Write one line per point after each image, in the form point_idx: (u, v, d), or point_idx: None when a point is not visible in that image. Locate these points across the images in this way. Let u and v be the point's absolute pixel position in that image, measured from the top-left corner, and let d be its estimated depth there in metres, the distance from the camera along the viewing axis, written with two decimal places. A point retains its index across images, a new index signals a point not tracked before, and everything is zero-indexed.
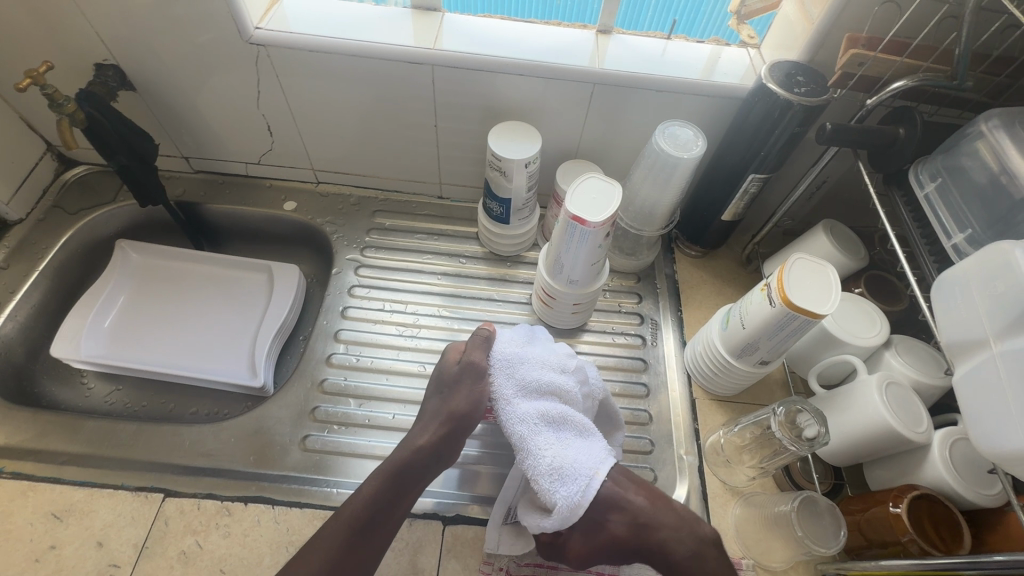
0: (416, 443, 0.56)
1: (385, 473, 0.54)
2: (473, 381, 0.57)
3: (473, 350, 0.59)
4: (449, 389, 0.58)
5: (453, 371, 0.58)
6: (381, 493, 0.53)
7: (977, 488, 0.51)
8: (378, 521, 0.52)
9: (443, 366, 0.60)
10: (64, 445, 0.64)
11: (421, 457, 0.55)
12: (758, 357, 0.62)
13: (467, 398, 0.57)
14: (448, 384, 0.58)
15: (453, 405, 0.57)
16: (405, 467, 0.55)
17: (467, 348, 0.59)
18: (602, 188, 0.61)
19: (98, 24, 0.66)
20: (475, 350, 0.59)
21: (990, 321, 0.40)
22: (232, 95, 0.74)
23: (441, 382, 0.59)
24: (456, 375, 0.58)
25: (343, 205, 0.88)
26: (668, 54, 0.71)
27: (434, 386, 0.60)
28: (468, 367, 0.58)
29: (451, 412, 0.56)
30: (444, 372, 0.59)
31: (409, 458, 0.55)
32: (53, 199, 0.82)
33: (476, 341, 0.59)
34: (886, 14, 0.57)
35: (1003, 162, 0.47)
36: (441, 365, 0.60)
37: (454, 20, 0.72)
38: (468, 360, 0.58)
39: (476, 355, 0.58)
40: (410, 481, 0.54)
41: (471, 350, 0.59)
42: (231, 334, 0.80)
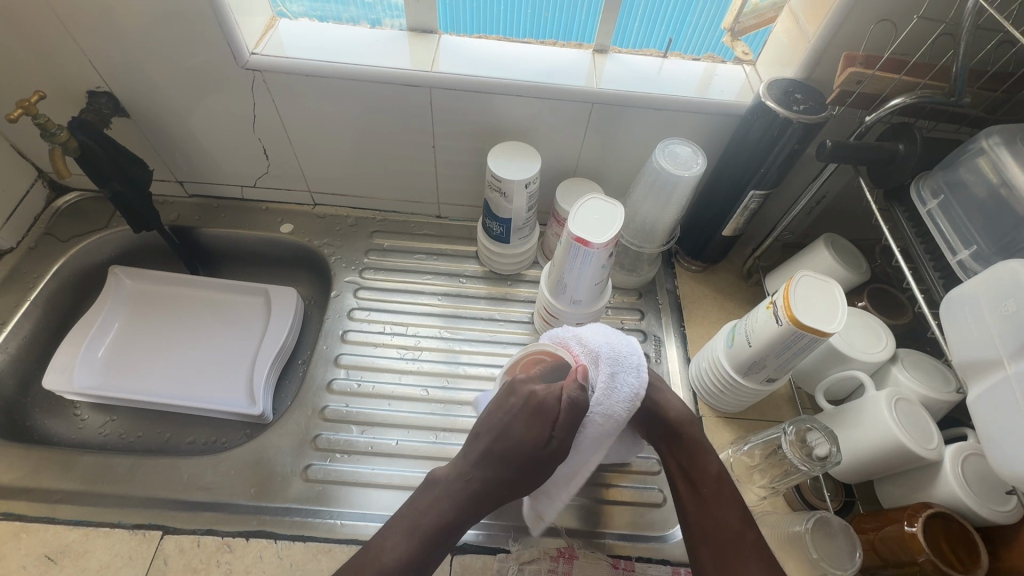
0: (461, 509, 0.53)
1: (420, 535, 0.51)
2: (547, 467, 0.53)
3: (564, 429, 0.52)
4: (526, 464, 0.52)
5: (538, 452, 0.52)
6: (417, 559, 0.50)
7: (991, 505, 0.50)
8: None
9: (529, 437, 0.52)
10: (57, 482, 0.62)
11: (461, 525, 0.53)
12: (766, 374, 0.61)
13: (531, 477, 0.54)
14: (529, 461, 0.52)
15: (517, 484, 0.53)
16: (445, 531, 0.52)
17: (560, 424, 0.52)
18: (604, 210, 0.61)
19: (92, 52, 0.65)
20: (564, 427, 0.52)
21: (1003, 340, 0.40)
22: (228, 119, 0.73)
23: (518, 457, 0.52)
24: (538, 461, 0.53)
25: (341, 226, 0.87)
26: (664, 72, 0.71)
27: (506, 452, 0.53)
28: (552, 442, 0.52)
29: (511, 488, 0.54)
30: (524, 446, 0.52)
31: (453, 528, 0.52)
32: (45, 227, 0.81)
33: (569, 408, 0.51)
34: (882, 32, 0.58)
35: (1003, 176, 0.48)
36: (521, 438, 0.52)
37: (451, 42, 0.72)
38: (557, 446, 0.52)
39: (568, 441, 0.53)
40: (442, 550, 0.52)
41: (560, 426, 0.52)
42: (229, 360, 0.79)
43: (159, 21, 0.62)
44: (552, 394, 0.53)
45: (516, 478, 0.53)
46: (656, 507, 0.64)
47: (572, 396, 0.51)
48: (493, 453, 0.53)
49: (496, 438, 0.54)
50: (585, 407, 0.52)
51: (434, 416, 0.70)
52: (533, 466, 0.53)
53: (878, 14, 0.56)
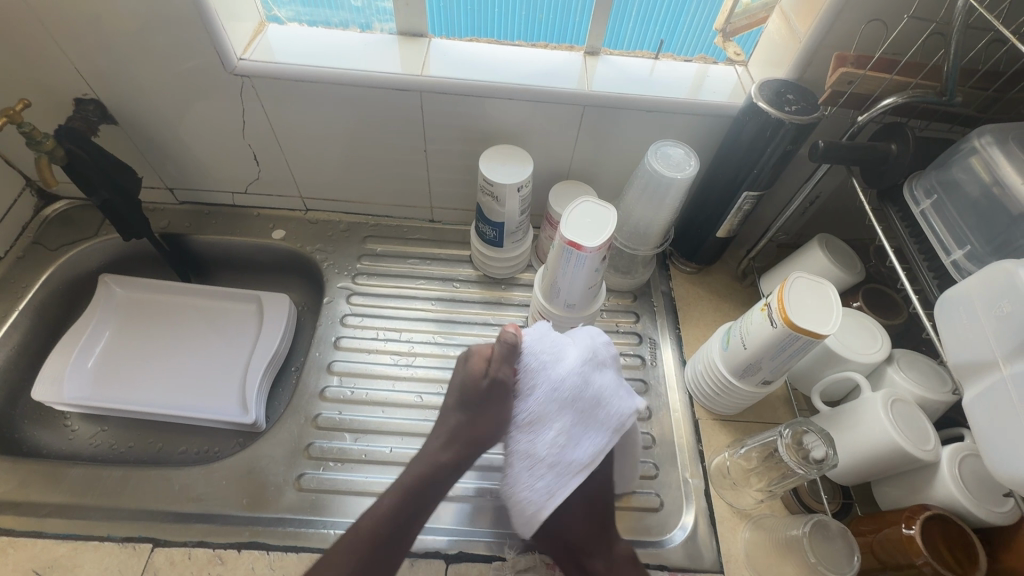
0: (432, 459, 0.54)
1: (403, 493, 0.52)
2: (502, 403, 0.54)
3: (502, 363, 0.55)
4: (476, 407, 0.55)
5: (482, 388, 0.55)
6: (397, 510, 0.51)
7: (988, 505, 0.50)
8: (392, 546, 0.49)
9: (467, 374, 0.56)
10: (45, 495, 0.61)
11: (440, 477, 0.53)
12: (761, 377, 0.61)
13: (489, 422, 0.54)
14: (475, 399, 0.55)
15: (475, 425, 0.54)
16: (424, 483, 0.52)
17: (493, 360, 0.55)
18: (597, 213, 0.60)
19: (78, 60, 0.64)
20: (502, 363, 0.55)
21: (998, 342, 0.40)
22: (217, 125, 0.73)
23: (465, 399, 0.55)
24: (487, 396, 0.54)
25: (333, 231, 0.87)
26: (656, 74, 0.71)
27: (457, 399, 0.56)
28: (494, 382, 0.54)
29: (474, 431, 0.54)
30: (468, 385, 0.56)
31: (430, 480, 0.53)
32: (33, 236, 0.80)
33: (501, 348, 0.55)
34: (873, 32, 0.58)
35: (996, 176, 0.47)
36: (463, 379, 0.56)
37: (441, 45, 0.71)
38: (499, 378, 0.54)
39: (506, 376, 0.55)
40: (422, 506, 0.52)
41: (497, 363, 0.55)
42: (220, 368, 0.78)
43: (144, 27, 0.61)
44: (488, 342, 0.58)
45: (472, 420, 0.55)
46: (653, 512, 0.63)
47: (502, 337, 0.55)
48: (449, 402, 0.57)
49: (451, 392, 0.58)
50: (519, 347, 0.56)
51: (429, 422, 0.70)
52: (480, 403, 0.55)
53: (869, 14, 0.56)
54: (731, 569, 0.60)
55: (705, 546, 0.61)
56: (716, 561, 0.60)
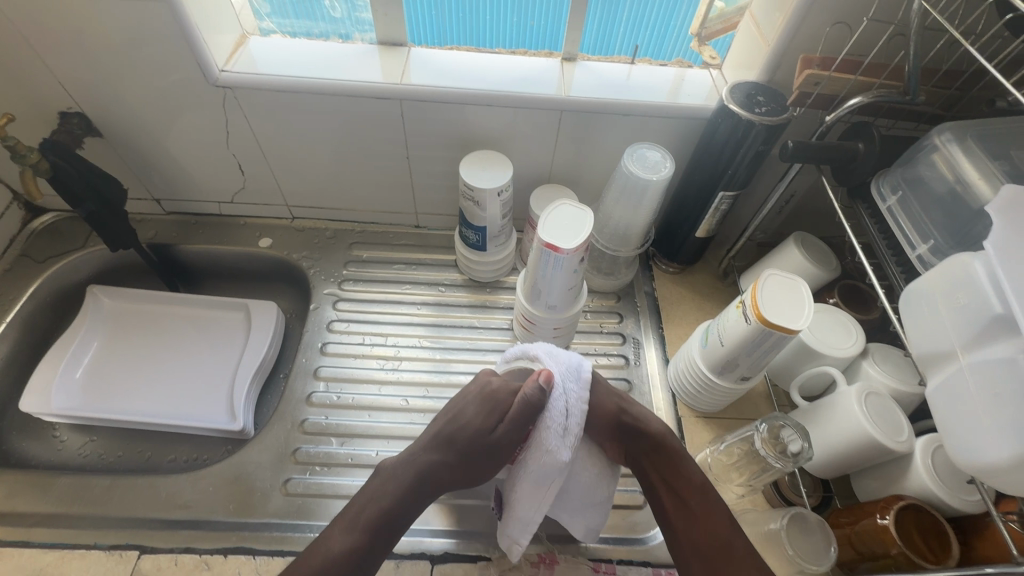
0: (405, 492, 0.55)
1: (371, 525, 0.52)
2: (492, 458, 0.56)
3: (513, 422, 0.55)
4: (469, 453, 0.56)
5: (485, 443, 0.56)
6: (367, 545, 0.52)
7: (960, 495, 0.51)
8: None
9: (477, 423, 0.57)
10: (34, 505, 0.62)
11: (408, 513, 0.55)
12: (739, 373, 0.62)
13: (471, 467, 0.57)
14: (473, 445, 0.56)
15: (459, 468, 0.57)
16: (392, 519, 0.53)
17: (508, 418, 0.55)
18: (574, 215, 0.62)
19: (62, 75, 0.65)
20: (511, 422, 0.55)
21: (957, 334, 0.42)
22: (202, 136, 0.74)
23: (467, 443, 0.56)
24: (484, 447, 0.56)
25: (320, 238, 0.88)
26: (633, 78, 0.72)
27: (458, 442, 0.57)
28: (501, 438, 0.55)
29: (452, 472, 0.57)
30: (478, 436, 0.56)
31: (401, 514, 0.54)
32: (21, 248, 0.81)
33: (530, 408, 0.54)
34: (838, 34, 0.60)
35: (957, 173, 0.49)
36: (472, 426, 0.57)
37: (421, 54, 0.72)
38: (504, 437, 0.55)
39: (517, 435, 0.55)
40: (385, 542, 0.53)
41: (508, 418, 0.55)
42: (209, 376, 0.79)
43: (129, 42, 0.62)
44: (505, 387, 0.58)
45: (456, 462, 0.56)
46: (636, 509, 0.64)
47: (527, 394, 0.54)
48: (442, 438, 0.58)
49: (452, 422, 0.58)
50: (539, 406, 0.54)
51: (415, 425, 0.70)
52: (474, 451, 0.56)
53: (834, 17, 0.58)
54: None
55: None
56: None
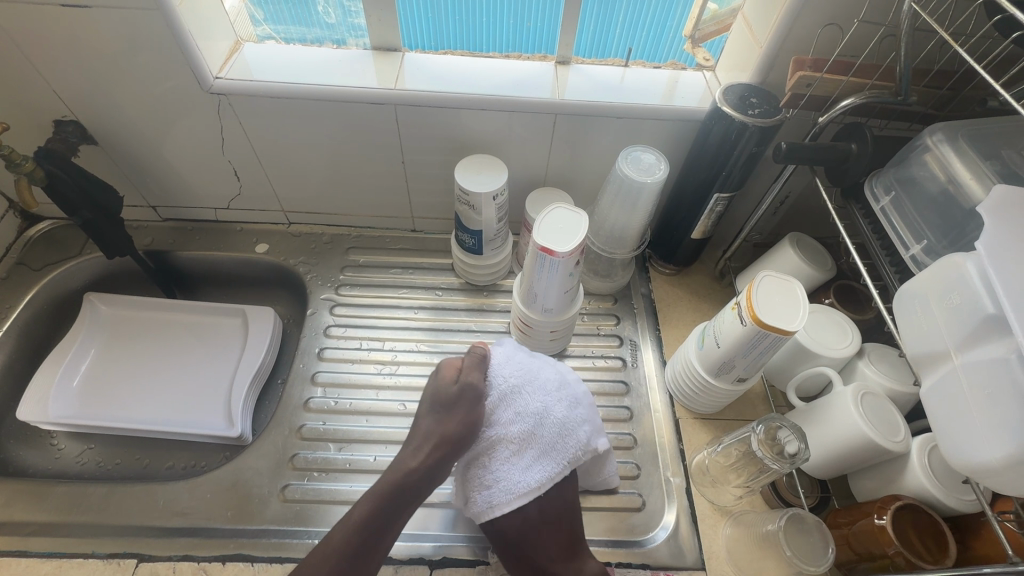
0: (406, 466, 0.54)
1: (379, 495, 0.52)
2: (472, 403, 0.56)
3: (473, 369, 0.58)
4: (447, 408, 0.56)
5: (452, 391, 0.56)
6: (373, 517, 0.50)
7: (955, 494, 0.51)
8: (362, 557, 0.49)
9: (440, 377, 0.58)
10: (31, 513, 0.62)
11: (414, 481, 0.53)
12: (735, 374, 0.62)
13: (463, 423, 0.55)
14: (449, 400, 0.56)
15: (450, 426, 0.55)
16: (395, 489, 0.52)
17: (464, 367, 0.58)
18: (569, 218, 0.62)
19: (56, 83, 0.66)
20: (472, 369, 0.58)
21: (950, 334, 0.42)
22: (197, 143, 0.74)
23: (436, 401, 0.56)
24: (457, 396, 0.56)
25: (316, 244, 0.88)
26: (627, 81, 0.72)
27: (429, 405, 0.57)
28: (468, 389, 0.56)
29: (448, 434, 0.54)
30: (439, 390, 0.57)
31: (405, 485, 0.53)
32: (17, 257, 0.81)
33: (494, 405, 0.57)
34: (830, 36, 0.60)
35: (949, 173, 0.49)
36: (435, 384, 0.57)
37: (415, 58, 0.73)
38: (471, 379, 0.57)
39: (479, 377, 0.57)
40: (395, 514, 0.52)
41: (468, 369, 0.58)
42: (206, 382, 0.79)
43: (124, 51, 0.62)
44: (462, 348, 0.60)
45: (445, 425, 0.55)
46: (635, 512, 0.64)
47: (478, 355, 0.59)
48: (423, 407, 0.57)
49: (423, 403, 0.58)
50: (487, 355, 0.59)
51: None
52: (450, 403, 0.56)
53: (826, 19, 0.58)
54: (712, 566, 0.61)
55: (686, 544, 0.62)
56: (698, 559, 0.61)
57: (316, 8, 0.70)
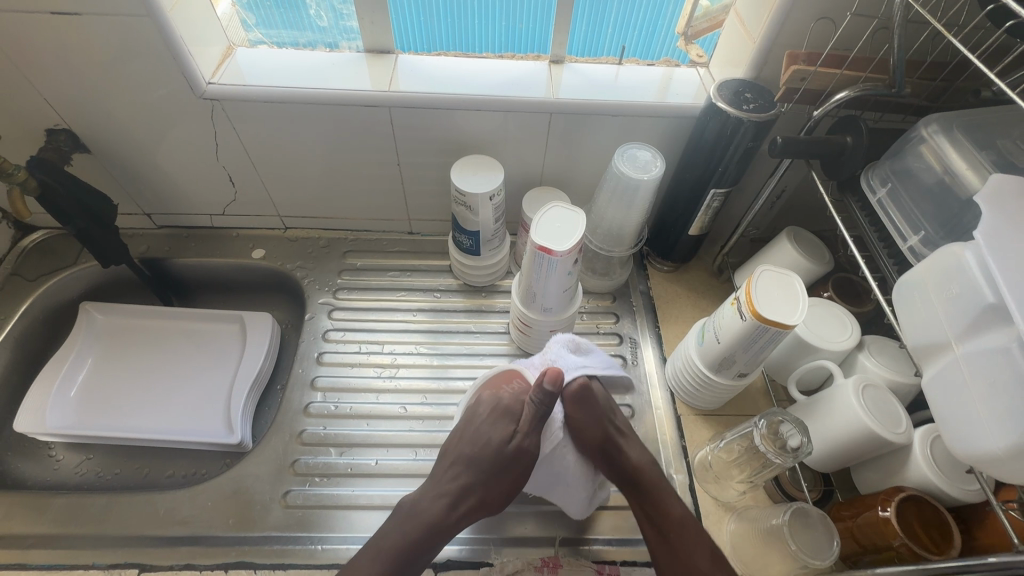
0: (433, 518, 0.55)
1: (400, 549, 0.52)
2: (523, 468, 0.58)
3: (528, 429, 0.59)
4: (496, 473, 0.57)
5: (504, 453, 0.58)
6: (392, 570, 0.51)
7: (958, 484, 0.51)
8: None
9: (497, 434, 0.59)
10: (30, 526, 0.61)
11: (436, 541, 0.54)
12: (736, 370, 0.62)
13: (505, 488, 0.58)
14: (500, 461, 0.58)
15: (491, 491, 0.57)
16: (417, 551, 0.53)
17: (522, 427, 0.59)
18: (567, 217, 0.62)
19: (48, 92, 0.65)
20: (529, 432, 0.58)
21: (950, 324, 0.42)
22: (191, 149, 0.74)
23: (486, 461, 0.58)
24: (510, 460, 0.58)
25: (313, 247, 0.87)
26: (621, 79, 0.72)
27: (478, 455, 0.58)
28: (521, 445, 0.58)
29: (489, 494, 0.57)
30: (489, 450, 0.58)
31: (425, 538, 0.54)
32: (11, 267, 0.80)
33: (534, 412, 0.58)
34: (823, 30, 0.60)
35: (945, 164, 0.49)
36: (488, 437, 0.59)
37: (408, 60, 0.72)
38: (524, 445, 0.58)
39: (531, 442, 0.58)
40: (414, 570, 0.53)
41: (525, 432, 0.59)
42: (206, 388, 0.78)
43: (115, 58, 0.62)
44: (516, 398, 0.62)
45: (489, 485, 0.57)
46: None
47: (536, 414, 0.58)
48: (459, 453, 0.59)
49: (467, 445, 0.59)
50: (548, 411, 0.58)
51: (415, 432, 0.70)
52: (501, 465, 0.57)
53: (818, 13, 0.58)
54: None
55: None
56: None
57: (307, 12, 0.70)
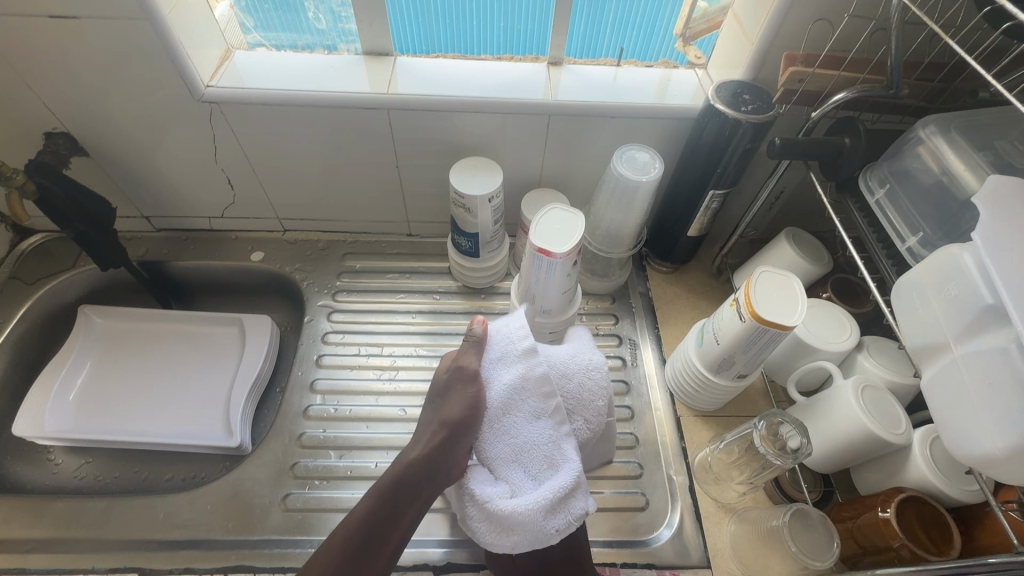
0: (405, 458, 0.51)
1: (379, 493, 0.48)
2: (466, 381, 0.54)
3: (464, 352, 0.56)
4: (441, 398, 0.54)
5: (443, 380, 0.55)
6: (371, 513, 0.46)
7: (957, 485, 0.51)
8: (365, 558, 0.44)
9: (438, 372, 0.57)
10: (29, 530, 0.61)
11: (415, 473, 0.49)
12: (736, 370, 0.62)
13: (465, 406, 0.52)
14: (442, 387, 0.55)
15: (448, 412, 0.52)
16: (396, 484, 0.49)
17: (458, 352, 0.56)
18: (565, 219, 0.62)
19: (45, 95, 0.65)
20: (465, 353, 0.56)
21: (949, 325, 0.42)
22: (189, 153, 0.74)
23: (433, 394, 0.56)
24: (450, 380, 0.54)
25: (312, 250, 0.88)
26: (619, 80, 0.72)
27: (429, 401, 0.56)
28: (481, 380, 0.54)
29: (446, 413, 0.52)
30: (434, 385, 0.56)
31: (403, 473, 0.49)
32: (10, 271, 0.80)
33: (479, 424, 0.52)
34: (820, 32, 0.60)
35: (943, 165, 0.49)
36: (432, 380, 0.57)
37: (407, 63, 0.73)
38: (460, 361, 0.55)
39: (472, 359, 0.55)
40: (398, 509, 0.48)
41: (460, 354, 0.56)
42: (205, 391, 0.78)
43: (113, 61, 0.62)
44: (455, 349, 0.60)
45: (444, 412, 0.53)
46: (637, 512, 0.64)
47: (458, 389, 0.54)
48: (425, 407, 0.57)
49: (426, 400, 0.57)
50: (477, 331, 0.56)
51: None
52: (445, 388, 0.55)
53: (815, 14, 0.58)
54: (718, 563, 0.61)
55: (691, 543, 0.62)
56: (703, 557, 0.61)
57: (306, 15, 0.70)
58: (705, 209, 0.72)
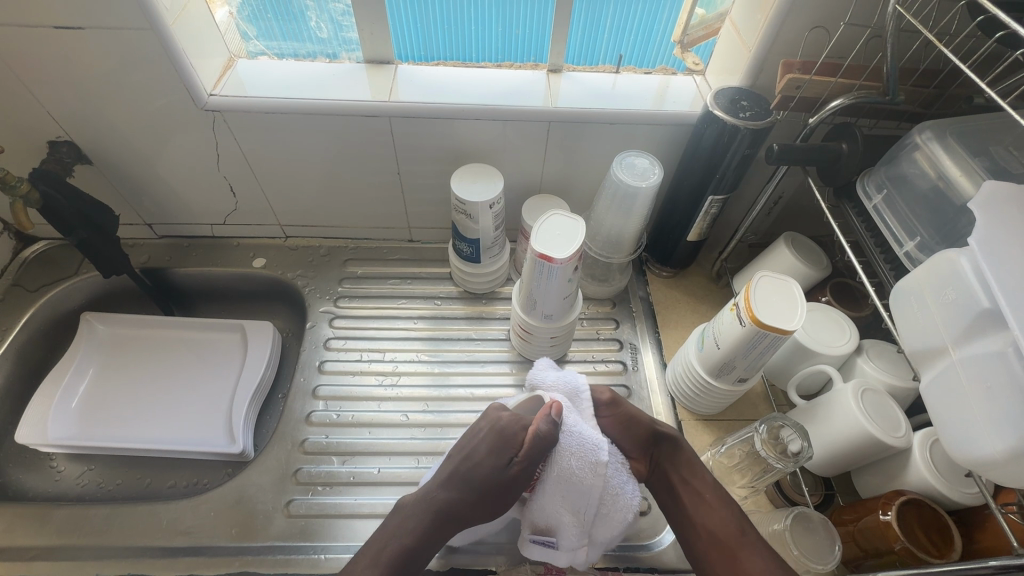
0: (417, 529, 0.53)
1: (391, 563, 0.50)
2: (510, 495, 0.54)
3: (526, 459, 0.53)
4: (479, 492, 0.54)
5: (492, 478, 0.53)
6: None
7: (957, 487, 0.52)
8: None
9: (489, 461, 0.54)
10: (32, 538, 0.61)
11: (427, 548, 0.53)
12: (737, 375, 0.62)
13: (490, 509, 0.54)
14: (489, 484, 0.53)
15: (477, 510, 0.54)
16: (407, 558, 0.51)
17: (521, 455, 0.53)
18: (567, 225, 0.62)
19: (50, 104, 0.66)
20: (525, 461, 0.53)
21: (947, 329, 0.42)
22: (193, 161, 0.74)
23: (471, 480, 0.54)
24: (507, 482, 0.53)
25: (314, 256, 0.88)
26: (618, 87, 0.73)
27: (464, 478, 0.54)
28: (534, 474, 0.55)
29: (474, 514, 0.54)
30: (478, 471, 0.54)
31: (417, 549, 0.52)
32: (12, 278, 0.80)
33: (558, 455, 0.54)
34: (817, 39, 0.61)
35: (940, 171, 0.50)
36: (478, 462, 0.54)
37: (408, 70, 0.73)
38: (516, 473, 0.53)
39: (533, 470, 0.54)
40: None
41: (520, 458, 0.53)
42: (207, 398, 0.78)
43: (117, 70, 0.62)
44: (516, 422, 0.56)
45: (472, 503, 0.54)
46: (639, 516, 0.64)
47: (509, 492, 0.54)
48: (451, 474, 0.55)
49: (460, 464, 0.55)
50: (553, 438, 0.54)
51: (416, 440, 0.70)
52: (491, 490, 0.53)
53: (811, 22, 0.59)
54: None
55: None
56: None
57: (308, 24, 0.71)
58: (705, 214, 0.73)
